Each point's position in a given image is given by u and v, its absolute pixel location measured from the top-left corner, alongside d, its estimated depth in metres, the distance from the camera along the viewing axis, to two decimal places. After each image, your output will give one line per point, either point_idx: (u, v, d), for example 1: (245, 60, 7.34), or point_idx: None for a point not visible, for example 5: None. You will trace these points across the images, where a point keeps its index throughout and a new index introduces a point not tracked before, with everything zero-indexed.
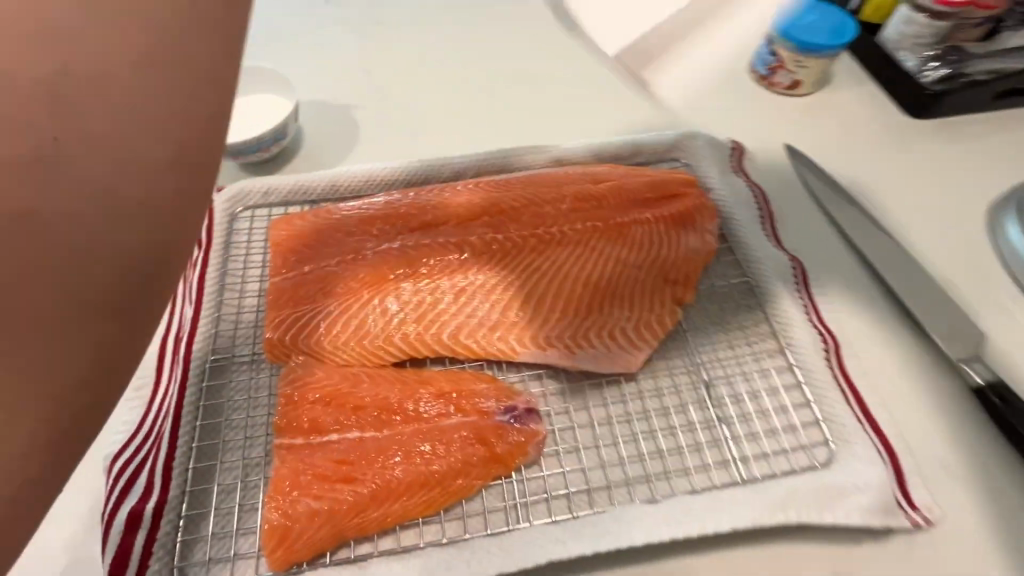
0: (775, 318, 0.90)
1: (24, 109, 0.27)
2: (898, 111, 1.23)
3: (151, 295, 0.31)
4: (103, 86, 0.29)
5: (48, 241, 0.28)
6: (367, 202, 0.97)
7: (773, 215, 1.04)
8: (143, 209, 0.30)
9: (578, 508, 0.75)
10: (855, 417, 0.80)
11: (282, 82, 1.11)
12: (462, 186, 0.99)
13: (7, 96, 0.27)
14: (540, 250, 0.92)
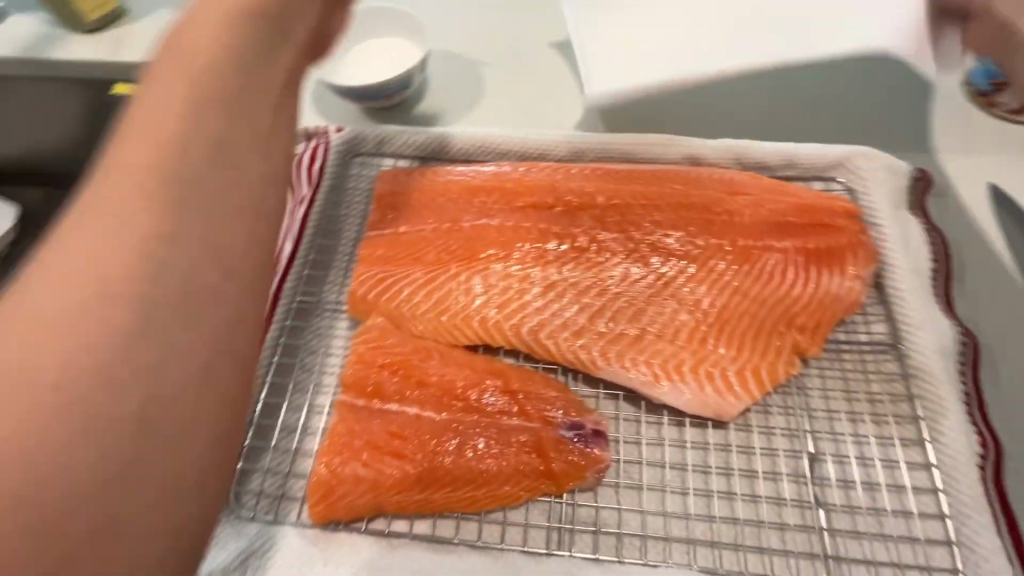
0: (923, 403, 0.73)
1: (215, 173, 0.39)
2: None
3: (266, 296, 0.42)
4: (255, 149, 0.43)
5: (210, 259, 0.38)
6: (476, 169, 0.92)
7: (950, 272, 0.84)
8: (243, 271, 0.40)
9: (626, 554, 0.68)
10: (1006, 554, 0.63)
11: (417, 28, 1.07)
12: (579, 168, 0.90)
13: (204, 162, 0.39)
14: (648, 259, 0.82)
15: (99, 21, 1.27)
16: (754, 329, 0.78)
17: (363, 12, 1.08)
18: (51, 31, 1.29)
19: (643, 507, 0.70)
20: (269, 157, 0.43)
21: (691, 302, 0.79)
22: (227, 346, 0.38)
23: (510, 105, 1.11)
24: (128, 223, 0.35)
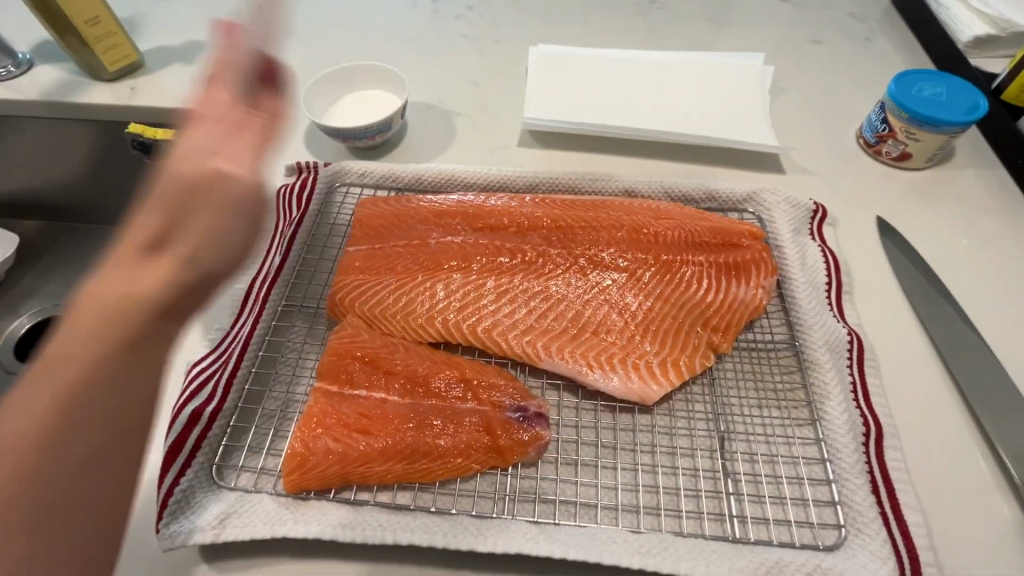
0: (814, 388, 0.86)
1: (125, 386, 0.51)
2: (1006, 212, 1.18)
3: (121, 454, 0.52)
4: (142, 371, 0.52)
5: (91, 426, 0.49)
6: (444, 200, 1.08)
7: (841, 285, 1.01)
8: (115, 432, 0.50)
9: (561, 517, 0.77)
10: (877, 511, 0.75)
11: (400, 84, 1.27)
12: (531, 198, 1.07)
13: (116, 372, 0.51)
14: (586, 271, 0.97)
15: (117, 72, 1.49)
16: (675, 328, 0.92)
17: (352, 67, 1.27)
18: (75, 78, 1.51)
19: (577, 478, 0.81)
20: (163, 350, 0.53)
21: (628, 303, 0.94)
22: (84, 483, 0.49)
23: (477, 150, 1.30)
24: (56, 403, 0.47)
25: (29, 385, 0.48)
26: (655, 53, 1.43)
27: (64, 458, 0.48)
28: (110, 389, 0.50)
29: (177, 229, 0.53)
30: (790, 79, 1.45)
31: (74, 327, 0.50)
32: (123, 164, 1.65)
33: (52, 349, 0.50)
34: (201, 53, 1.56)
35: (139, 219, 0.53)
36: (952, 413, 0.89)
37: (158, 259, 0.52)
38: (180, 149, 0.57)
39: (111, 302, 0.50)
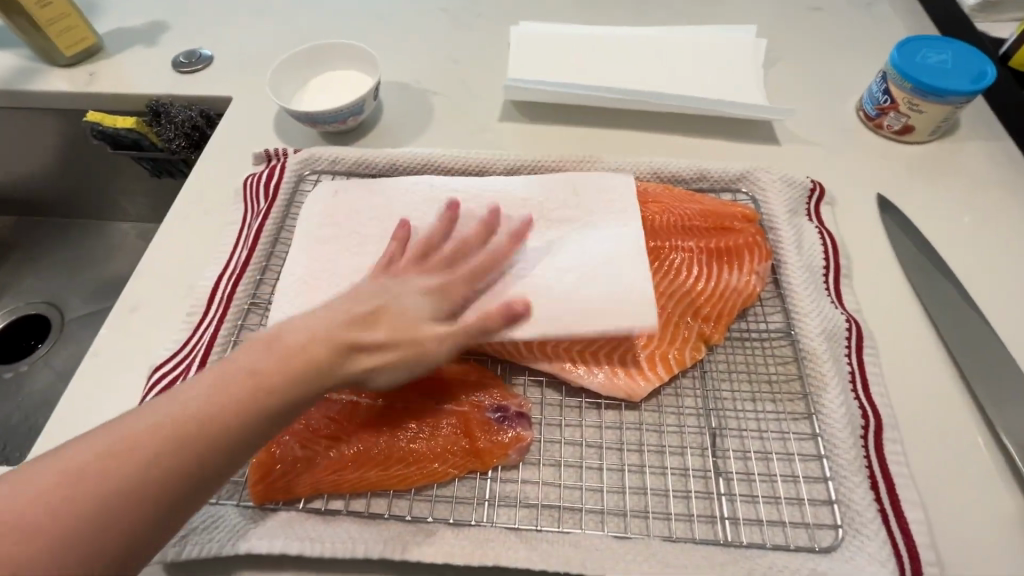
0: (810, 380, 0.82)
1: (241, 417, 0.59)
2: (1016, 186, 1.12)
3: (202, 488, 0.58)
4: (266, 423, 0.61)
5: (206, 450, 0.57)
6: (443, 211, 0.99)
7: (839, 270, 0.96)
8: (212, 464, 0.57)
9: (544, 524, 0.73)
10: (875, 509, 0.71)
11: (373, 63, 1.19)
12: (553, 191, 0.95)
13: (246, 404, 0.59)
14: None
15: (74, 57, 1.41)
16: (664, 320, 0.87)
17: (320, 45, 1.19)
18: (31, 65, 1.43)
19: (561, 481, 0.77)
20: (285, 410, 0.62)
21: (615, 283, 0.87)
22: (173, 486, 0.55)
23: (457, 132, 1.23)
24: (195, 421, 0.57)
25: (215, 382, 0.59)
26: (643, 24, 1.35)
27: (173, 470, 0.55)
28: (239, 431, 0.59)
29: (384, 350, 0.68)
30: (787, 49, 1.38)
31: (267, 363, 0.61)
32: (90, 155, 1.58)
33: (243, 363, 0.61)
34: (163, 34, 1.48)
35: (359, 324, 0.67)
36: (955, 401, 0.85)
37: (353, 366, 0.66)
38: (409, 300, 0.73)
39: (306, 363, 0.62)
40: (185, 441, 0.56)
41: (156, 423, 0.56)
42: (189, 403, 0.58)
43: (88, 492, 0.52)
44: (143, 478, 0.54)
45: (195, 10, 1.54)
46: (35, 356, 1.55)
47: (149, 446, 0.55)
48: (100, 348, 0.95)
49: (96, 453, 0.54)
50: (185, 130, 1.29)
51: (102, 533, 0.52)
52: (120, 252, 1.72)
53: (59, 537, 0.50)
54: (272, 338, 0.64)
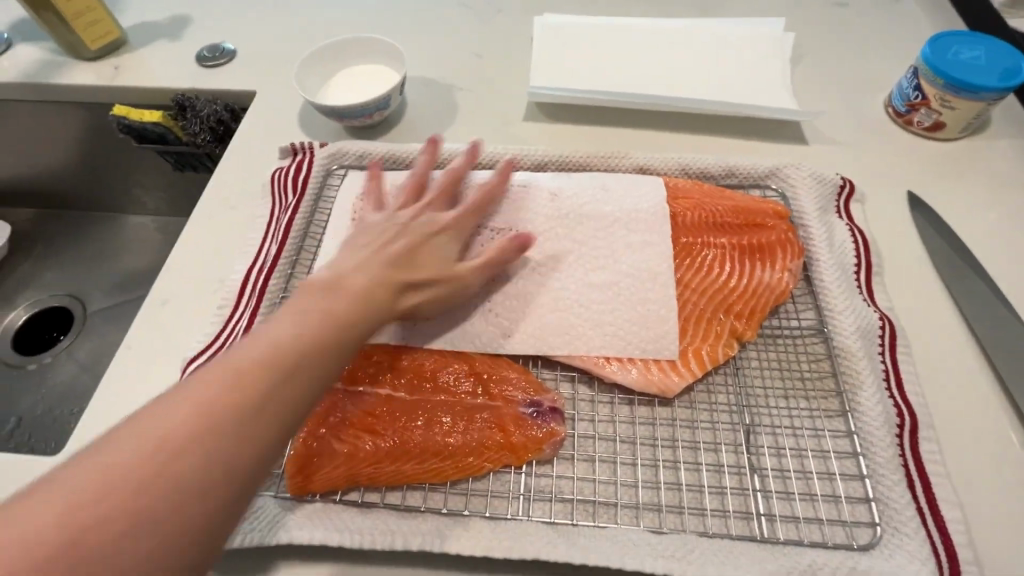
0: (844, 378, 0.82)
1: (315, 352, 0.61)
2: None
3: (283, 430, 0.56)
4: (334, 361, 0.63)
5: (289, 387, 0.57)
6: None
7: (871, 267, 0.96)
8: (292, 401, 0.57)
9: (580, 518, 0.73)
10: (913, 506, 0.71)
11: (399, 58, 1.19)
12: (583, 190, 0.95)
13: (319, 342, 0.62)
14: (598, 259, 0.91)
15: (99, 50, 1.42)
16: (696, 316, 0.86)
17: (346, 40, 1.19)
18: (56, 58, 1.44)
19: (595, 476, 0.77)
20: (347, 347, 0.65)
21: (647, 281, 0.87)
22: (263, 427, 0.54)
23: (482, 127, 1.23)
24: (277, 356, 0.58)
25: (285, 322, 0.62)
26: (668, 18, 1.34)
27: (260, 406, 0.54)
28: (313, 361, 0.60)
29: (426, 288, 0.76)
30: (813, 45, 1.36)
31: (335, 302, 0.67)
32: (112, 149, 1.59)
33: (312, 308, 0.64)
34: (186, 28, 1.48)
35: (402, 265, 0.75)
36: (988, 399, 0.85)
37: (401, 302, 0.74)
38: (435, 236, 0.81)
39: (370, 301, 0.69)
40: (269, 376, 0.56)
41: (239, 363, 0.56)
42: (266, 344, 0.58)
43: (190, 432, 0.50)
44: (243, 411, 0.53)
45: (217, 4, 1.54)
46: (58, 348, 1.56)
47: (238, 385, 0.54)
48: (133, 340, 0.96)
49: (187, 393, 0.52)
50: (210, 124, 1.29)
51: (213, 471, 0.50)
52: (141, 246, 1.73)
53: (151, 484, 0.47)
54: (333, 284, 0.69)
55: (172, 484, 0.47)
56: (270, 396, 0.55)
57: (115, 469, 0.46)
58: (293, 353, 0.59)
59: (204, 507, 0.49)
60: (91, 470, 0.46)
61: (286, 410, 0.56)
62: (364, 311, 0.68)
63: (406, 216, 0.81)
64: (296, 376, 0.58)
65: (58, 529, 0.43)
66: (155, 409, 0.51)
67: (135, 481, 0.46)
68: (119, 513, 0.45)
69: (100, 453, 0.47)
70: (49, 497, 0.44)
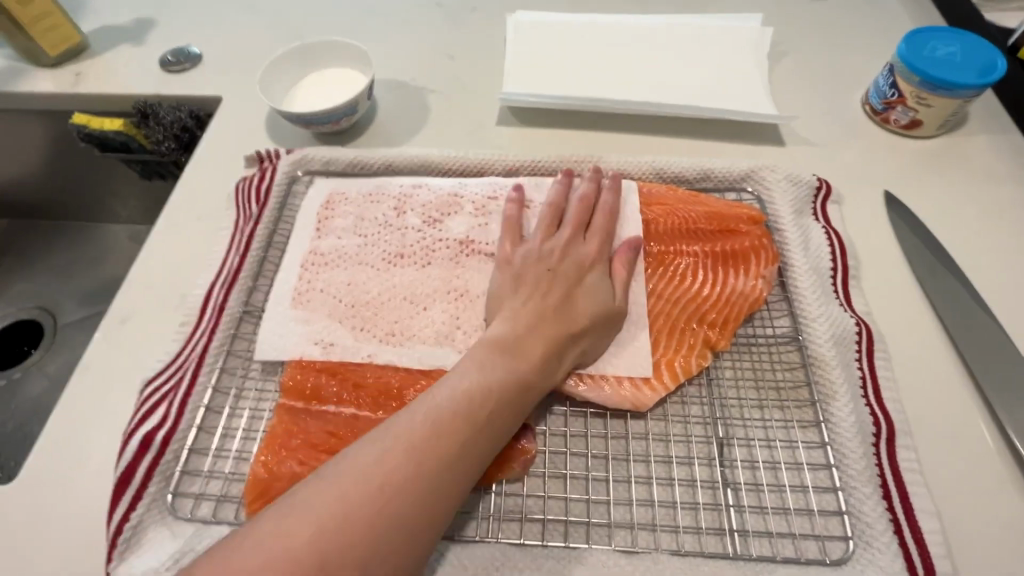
0: (819, 388, 0.80)
1: (496, 413, 0.66)
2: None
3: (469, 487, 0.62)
4: (514, 418, 0.68)
5: (477, 445, 0.63)
6: (445, 211, 0.95)
7: (847, 270, 0.94)
8: (476, 458, 0.63)
9: (550, 538, 0.72)
10: (887, 519, 0.70)
11: (366, 62, 1.15)
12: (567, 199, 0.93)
13: (502, 400, 0.67)
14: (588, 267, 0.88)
15: (59, 56, 1.37)
16: (668, 326, 0.85)
17: (311, 43, 1.15)
18: (14, 64, 1.39)
19: (565, 494, 0.75)
20: (524, 403, 0.69)
21: None
22: (452, 483, 0.61)
23: (454, 131, 1.20)
24: (466, 410, 0.64)
25: (476, 376, 0.68)
26: (644, 17, 1.32)
27: (458, 462, 0.61)
28: (500, 421, 0.66)
29: (589, 334, 0.78)
30: (792, 41, 1.34)
31: (512, 362, 0.70)
32: (80, 157, 1.54)
33: (492, 363, 0.69)
34: (150, 31, 1.44)
35: (564, 314, 0.77)
36: (966, 405, 0.83)
37: (569, 355, 0.76)
38: (589, 275, 0.82)
39: (542, 356, 0.72)
40: (465, 434, 0.63)
41: (441, 418, 0.63)
42: (454, 399, 0.65)
43: (406, 474, 0.58)
44: (433, 465, 0.60)
45: (183, 6, 1.50)
46: (28, 362, 1.52)
47: (441, 437, 0.62)
48: (93, 358, 0.93)
49: (394, 441, 0.60)
50: (174, 132, 1.25)
51: (409, 515, 0.57)
52: (114, 254, 1.69)
53: (377, 518, 0.55)
54: (508, 341, 0.72)
55: (381, 525, 0.55)
56: (463, 453, 0.62)
57: (346, 502, 0.55)
58: (482, 411, 0.65)
59: (405, 544, 0.56)
60: (329, 500, 0.56)
61: (469, 468, 0.62)
62: (536, 366, 0.71)
63: (555, 257, 0.82)
64: (483, 435, 0.64)
65: (310, 548, 0.53)
66: (369, 452, 0.60)
67: (356, 517, 0.55)
68: (359, 540, 0.54)
69: (330, 487, 0.57)
70: (294, 521, 0.54)
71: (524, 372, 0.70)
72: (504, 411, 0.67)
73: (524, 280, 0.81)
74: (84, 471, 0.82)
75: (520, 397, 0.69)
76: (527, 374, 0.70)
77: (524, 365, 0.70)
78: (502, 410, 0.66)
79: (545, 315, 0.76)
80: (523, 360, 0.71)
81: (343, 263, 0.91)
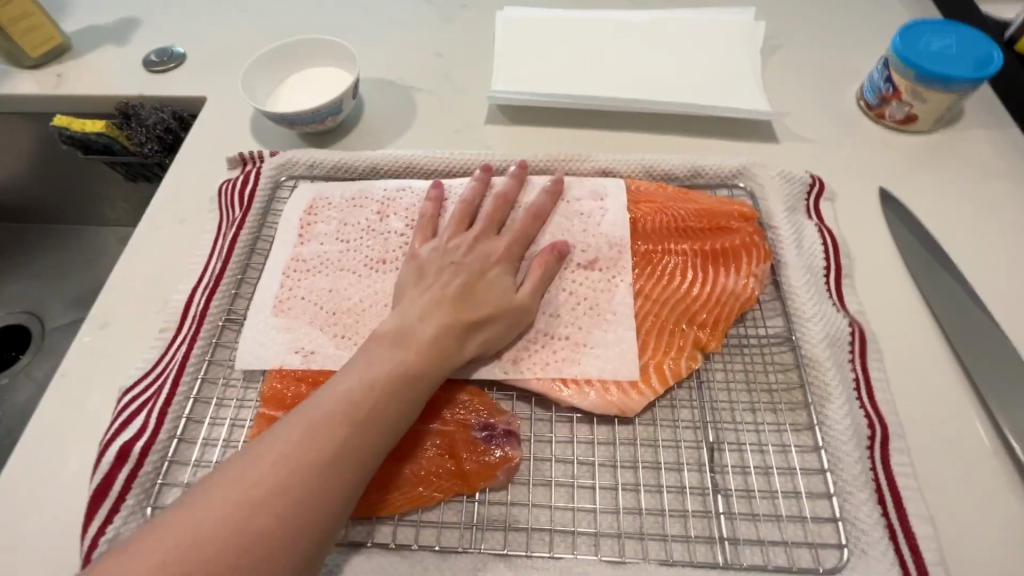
0: (813, 390, 0.78)
1: (378, 411, 0.62)
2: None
3: (351, 490, 0.59)
4: (401, 415, 0.64)
5: (357, 446, 0.60)
6: None
7: (841, 269, 0.92)
8: (358, 459, 0.59)
9: (536, 548, 0.70)
10: (883, 525, 0.68)
11: (351, 60, 1.13)
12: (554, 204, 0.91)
13: (385, 398, 0.63)
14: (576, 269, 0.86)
15: (41, 57, 1.35)
16: (657, 328, 0.83)
17: (295, 41, 1.13)
18: None
19: (552, 502, 0.73)
20: (414, 399, 0.66)
21: (606, 294, 0.84)
22: (330, 489, 0.57)
23: (442, 130, 1.18)
24: (344, 411, 0.61)
25: (358, 376, 0.64)
26: (635, 12, 1.30)
27: (336, 466, 0.58)
28: (384, 419, 0.62)
29: (491, 325, 0.75)
30: (785, 36, 1.32)
31: (404, 352, 0.67)
32: (66, 160, 1.52)
33: (378, 359, 0.66)
34: (134, 32, 1.42)
35: (464, 303, 0.74)
36: (963, 406, 0.81)
37: (468, 345, 0.73)
38: (493, 270, 0.79)
39: (436, 349, 0.69)
40: (344, 436, 0.59)
41: (317, 422, 0.59)
42: (340, 396, 0.62)
43: (275, 483, 0.54)
44: (318, 465, 0.57)
45: (167, 6, 1.48)
46: (15, 368, 1.50)
47: (316, 441, 0.58)
48: (71, 366, 0.91)
49: (277, 445, 0.57)
50: (157, 134, 1.23)
51: (278, 526, 0.53)
52: (101, 259, 1.67)
53: (237, 532, 0.51)
54: (402, 333, 0.69)
55: (262, 531, 0.52)
56: (341, 456, 0.58)
57: (204, 519, 0.51)
58: (364, 411, 0.61)
59: (274, 557, 0.52)
60: (183, 521, 0.51)
61: (349, 470, 0.58)
62: (426, 359, 0.68)
63: (461, 250, 0.80)
64: (364, 435, 0.60)
65: (156, 571, 0.48)
66: (248, 459, 0.56)
67: (226, 527, 0.51)
68: (213, 557, 0.50)
69: (198, 503, 0.53)
70: (155, 542, 0.50)
71: (412, 365, 0.67)
72: (389, 409, 0.63)
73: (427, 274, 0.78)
74: (60, 482, 0.80)
75: (408, 392, 0.65)
76: (416, 369, 0.67)
77: (410, 358, 0.67)
78: (385, 408, 0.63)
79: (441, 307, 0.73)
80: (412, 353, 0.68)
81: (325, 267, 0.89)
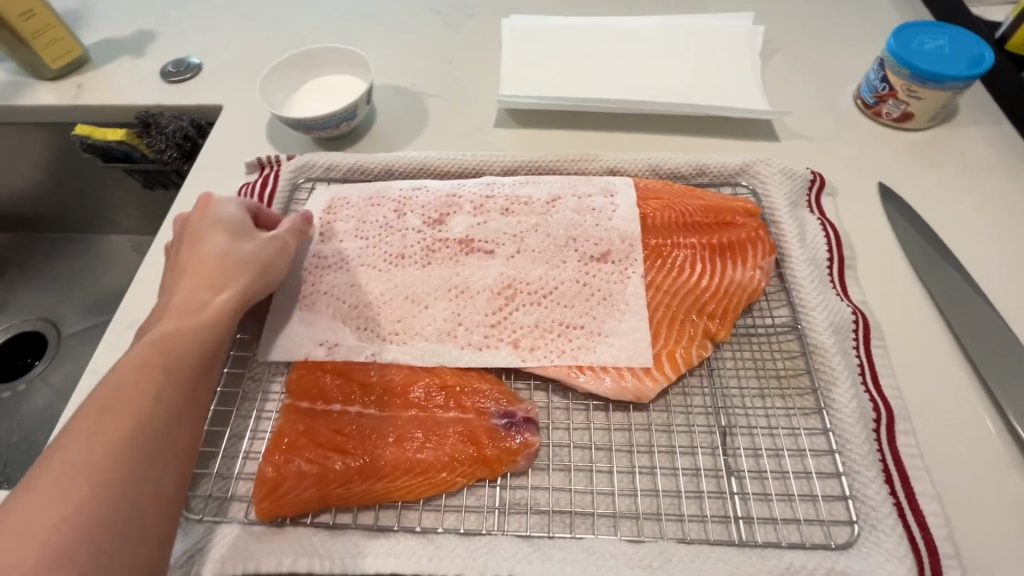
0: (820, 375, 0.81)
1: (196, 354, 0.67)
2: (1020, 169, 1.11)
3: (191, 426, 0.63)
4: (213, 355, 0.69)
5: (182, 382, 0.64)
6: (445, 212, 0.96)
7: (843, 260, 0.95)
8: (190, 395, 0.64)
9: (556, 529, 0.72)
10: (891, 502, 0.71)
11: (365, 68, 1.17)
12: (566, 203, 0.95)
13: (195, 346, 0.68)
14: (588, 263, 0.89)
15: (60, 69, 1.39)
16: (668, 319, 0.85)
17: (311, 50, 1.17)
18: (17, 78, 1.41)
19: (571, 486, 0.75)
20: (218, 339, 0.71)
21: (619, 287, 0.87)
22: (173, 428, 0.61)
23: (453, 134, 1.22)
24: (155, 363, 0.63)
25: (153, 341, 0.65)
26: (637, 19, 1.34)
27: (165, 405, 0.61)
28: (196, 355, 0.67)
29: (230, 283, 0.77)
30: (783, 40, 1.36)
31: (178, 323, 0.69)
32: (83, 169, 1.56)
33: (160, 333, 0.67)
34: (150, 44, 1.46)
35: (215, 276, 0.76)
36: (965, 389, 0.84)
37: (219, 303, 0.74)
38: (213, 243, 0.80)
39: (190, 304, 0.72)
40: (157, 373, 0.63)
41: (118, 381, 0.60)
42: (133, 355, 0.63)
43: (107, 447, 0.55)
44: (142, 411, 0.59)
45: (182, 19, 1.52)
46: (31, 374, 1.52)
47: (123, 392, 0.59)
48: (98, 364, 0.93)
49: (83, 423, 0.56)
50: (176, 141, 1.26)
51: (129, 480, 0.55)
52: (116, 266, 1.70)
53: (97, 496, 0.52)
54: (186, 307, 0.72)
55: (110, 495, 0.53)
56: (158, 390, 0.62)
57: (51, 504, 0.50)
58: (168, 358, 0.65)
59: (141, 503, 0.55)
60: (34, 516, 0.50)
61: (175, 407, 0.62)
62: (196, 317, 0.71)
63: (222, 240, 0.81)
64: (190, 375, 0.65)
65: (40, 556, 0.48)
66: (24, 498, 0.51)
67: (88, 493, 0.52)
68: (85, 521, 0.51)
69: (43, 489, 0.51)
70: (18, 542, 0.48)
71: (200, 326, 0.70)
72: (203, 353, 0.68)
73: (239, 236, 0.81)
74: None
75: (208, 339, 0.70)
76: (188, 323, 0.70)
77: (180, 321, 0.70)
78: (198, 352, 0.68)
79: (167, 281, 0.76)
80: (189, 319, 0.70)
81: (346, 264, 0.92)
